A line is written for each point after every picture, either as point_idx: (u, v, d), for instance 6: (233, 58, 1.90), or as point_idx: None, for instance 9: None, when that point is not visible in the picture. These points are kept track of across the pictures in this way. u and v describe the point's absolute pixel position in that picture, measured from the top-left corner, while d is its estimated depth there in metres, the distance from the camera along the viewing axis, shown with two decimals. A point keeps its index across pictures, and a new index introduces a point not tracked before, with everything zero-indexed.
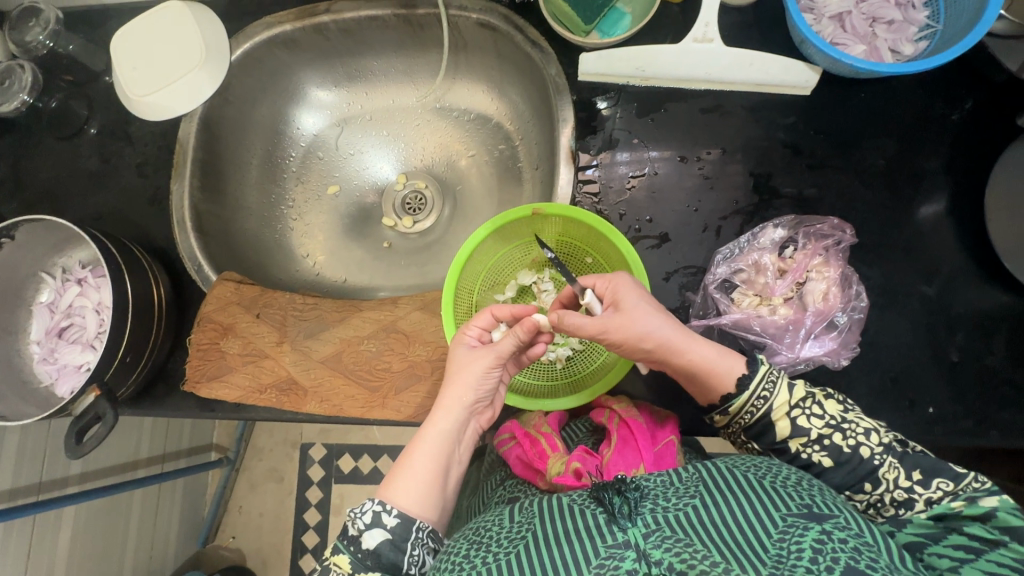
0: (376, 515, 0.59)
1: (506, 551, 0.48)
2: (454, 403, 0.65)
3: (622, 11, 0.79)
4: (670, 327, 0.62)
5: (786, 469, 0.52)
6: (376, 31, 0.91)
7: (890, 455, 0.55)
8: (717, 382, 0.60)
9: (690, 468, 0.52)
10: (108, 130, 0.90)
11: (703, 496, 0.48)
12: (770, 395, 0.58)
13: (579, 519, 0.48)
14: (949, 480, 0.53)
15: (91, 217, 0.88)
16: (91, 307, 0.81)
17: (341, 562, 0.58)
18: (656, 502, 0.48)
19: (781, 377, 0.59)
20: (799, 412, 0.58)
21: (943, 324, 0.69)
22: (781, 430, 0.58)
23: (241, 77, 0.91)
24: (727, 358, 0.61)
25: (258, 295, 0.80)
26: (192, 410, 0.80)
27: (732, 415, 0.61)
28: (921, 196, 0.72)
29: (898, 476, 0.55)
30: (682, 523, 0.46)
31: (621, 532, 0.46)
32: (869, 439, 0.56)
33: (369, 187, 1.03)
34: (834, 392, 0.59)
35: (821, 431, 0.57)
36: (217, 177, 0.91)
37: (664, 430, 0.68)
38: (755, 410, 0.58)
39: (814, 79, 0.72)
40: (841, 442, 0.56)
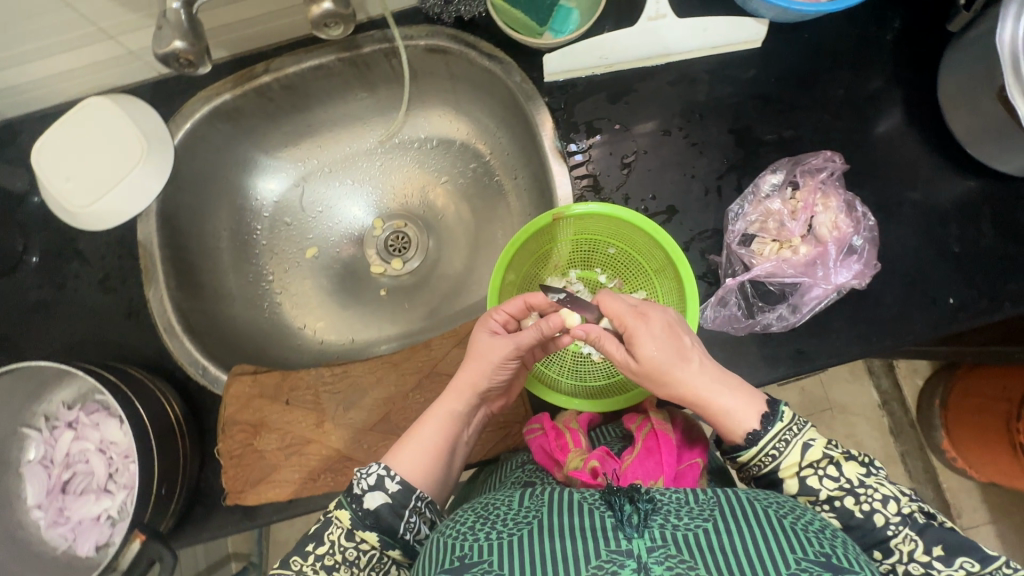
0: (380, 479, 0.60)
1: (508, 534, 0.47)
2: (468, 387, 0.67)
3: (568, 7, 0.80)
4: (692, 374, 0.61)
5: (811, 514, 0.49)
6: (321, 80, 0.87)
7: (907, 527, 0.53)
8: (726, 430, 0.60)
9: (708, 491, 0.49)
10: (52, 253, 0.81)
11: (717, 522, 0.45)
12: (780, 453, 0.57)
13: (587, 517, 0.46)
14: (975, 561, 0.51)
15: (60, 351, 0.79)
16: (94, 449, 0.72)
17: (342, 516, 0.59)
18: (668, 517, 0.45)
19: (798, 436, 0.57)
20: (810, 472, 0.56)
21: (936, 222, 0.74)
22: (790, 486, 0.57)
23: (189, 160, 0.84)
24: (743, 407, 0.59)
25: (280, 381, 0.75)
26: (239, 523, 0.73)
27: (740, 464, 0.60)
28: (882, 113, 0.78)
29: (915, 549, 0.53)
30: (690, 544, 0.43)
31: (626, 540, 0.43)
32: (886, 507, 0.54)
33: (345, 239, 0.97)
34: (855, 453, 0.55)
35: (832, 494, 0.55)
36: (190, 271, 0.85)
37: (691, 451, 0.65)
38: (762, 465, 0.58)
39: (763, 31, 0.77)
40: (854, 507, 0.54)
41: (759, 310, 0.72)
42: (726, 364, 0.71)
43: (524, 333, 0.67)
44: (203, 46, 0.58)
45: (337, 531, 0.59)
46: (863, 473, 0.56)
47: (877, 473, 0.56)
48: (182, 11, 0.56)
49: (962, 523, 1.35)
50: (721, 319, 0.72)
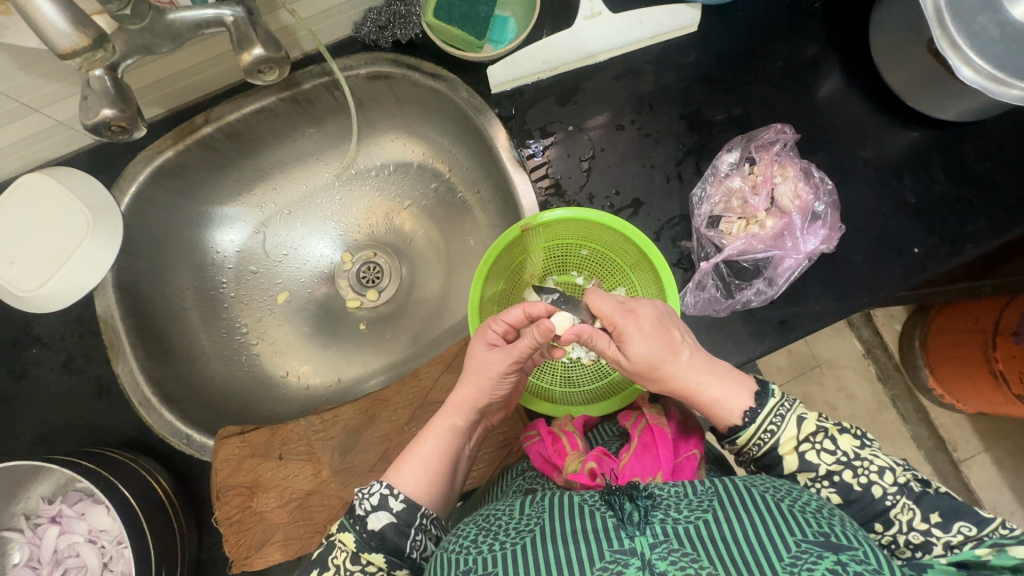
0: (383, 498, 0.58)
1: (513, 542, 0.46)
2: (468, 402, 0.67)
3: (504, 17, 0.80)
4: (686, 365, 0.63)
5: (808, 494, 0.50)
6: (266, 122, 0.85)
7: (904, 496, 0.54)
8: (721, 415, 0.61)
9: (706, 483, 0.50)
10: (8, 343, 0.77)
11: (716, 511, 0.45)
12: (778, 428, 0.58)
13: (589, 519, 0.46)
14: (972, 525, 0.52)
15: (33, 443, 0.75)
16: (83, 541, 0.68)
17: (346, 539, 0.56)
18: (668, 512, 0.46)
19: (791, 411, 0.59)
20: (809, 447, 0.57)
21: (890, 176, 0.76)
22: (790, 464, 0.58)
23: (138, 225, 0.81)
24: (734, 394, 0.61)
25: (270, 437, 0.72)
26: None
27: (740, 447, 0.61)
28: (821, 78, 0.80)
29: (913, 518, 0.53)
30: (692, 536, 0.43)
31: (628, 538, 0.43)
32: (883, 478, 0.55)
33: (315, 278, 0.95)
34: (848, 426, 0.57)
35: (831, 468, 0.56)
36: (159, 338, 0.81)
37: (688, 443, 0.65)
38: (762, 443, 0.58)
39: (697, 15, 0.78)
40: (852, 480, 0.55)
41: (736, 289, 0.73)
42: (714, 346, 0.71)
43: (520, 342, 0.65)
44: (134, 110, 0.56)
45: (342, 554, 0.57)
46: (859, 446, 0.57)
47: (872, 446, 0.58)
48: (107, 77, 0.53)
49: (958, 456, 1.39)
50: (702, 303, 0.73)
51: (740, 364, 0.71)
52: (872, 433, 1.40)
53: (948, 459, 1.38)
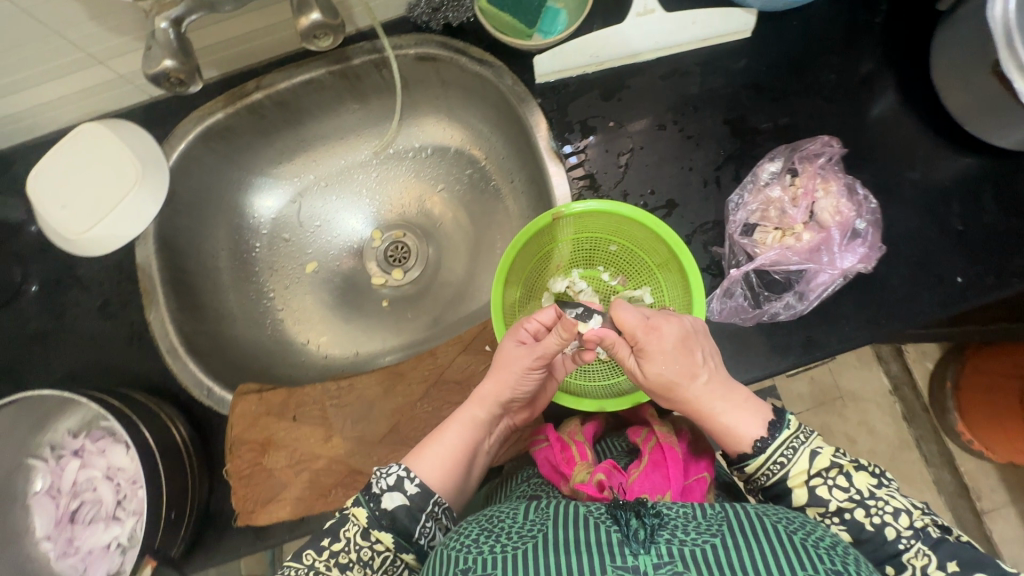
0: (400, 479, 0.60)
1: (515, 545, 0.47)
2: (492, 395, 0.67)
3: (556, 9, 0.80)
4: (702, 389, 0.63)
5: (822, 529, 0.49)
6: (313, 94, 0.87)
7: (920, 541, 0.53)
8: (730, 443, 0.61)
9: (716, 506, 0.49)
10: (52, 281, 0.80)
11: (723, 536, 0.45)
12: (788, 461, 0.58)
13: (593, 532, 0.46)
14: None
15: (62, 380, 0.78)
16: (101, 476, 0.71)
17: (359, 514, 0.59)
18: (673, 533, 0.46)
19: (805, 444, 0.58)
20: (820, 482, 0.56)
21: (938, 201, 0.74)
22: (798, 497, 0.57)
23: (183, 181, 0.84)
24: (748, 423, 0.61)
25: (286, 397, 0.74)
26: (252, 545, 0.71)
27: (748, 475, 0.61)
28: (875, 96, 0.78)
29: (928, 565, 0.52)
30: (696, 559, 0.43)
31: (631, 556, 0.44)
32: (897, 520, 0.54)
33: (344, 252, 0.97)
34: (865, 464, 0.56)
35: (842, 505, 0.55)
36: (191, 292, 0.84)
37: (699, 464, 0.65)
38: (770, 474, 0.58)
39: (752, 20, 0.77)
40: (863, 519, 0.54)
41: (765, 299, 0.72)
42: (736, 356, 0.70)
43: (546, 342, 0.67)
44: (193, 65, 0.58)
45: (353, 528, 0.59)
46: (875, 485, 0.56)
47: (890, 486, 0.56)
48: (172, 30, 0.56)
49: (982, 506, 1.33)
50: (727, 311, 0.71)
51: (762, 378, 0.70)
52: (892, 472, 1.35)
53: (972, 508, 1.32)
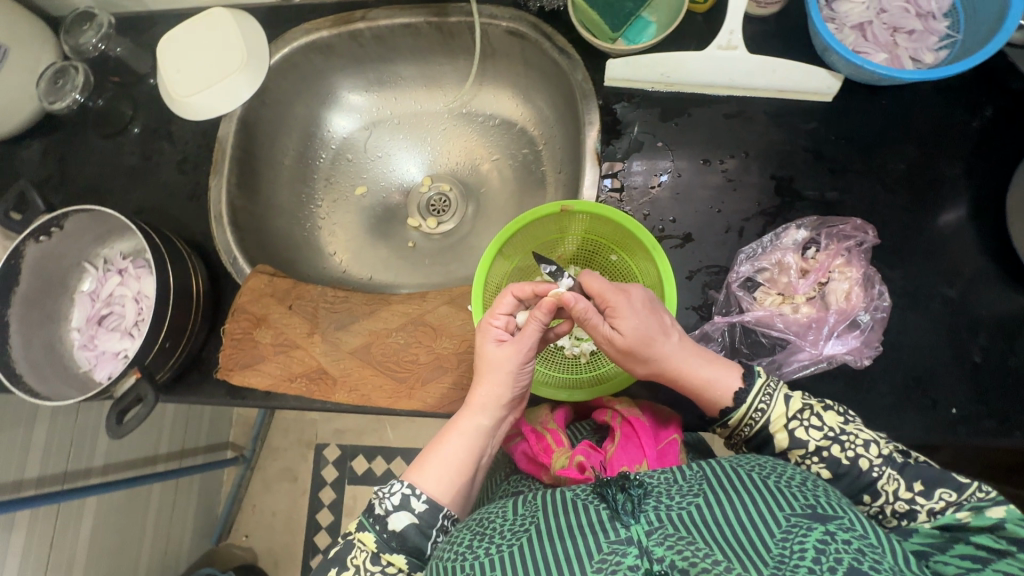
0: (405, 498, 0.60)
1: (511, 545, 0.48)
2: (490, 401, 0.66)
3: (648, 20, 0.81)
4: (676, 346, 0.65)
5: (791, 469, 0.52)
6: (408, 38, 0.94)
7: (889, 467, 0.56)
8: (715, 397, 0.63)
9: (694, 468, 0.52)
10: (151, 129, 0.94)
11: (706, 496, 0.48)
12: (768, 407, 0.60)
13: (583, 514, 0.48)
14: (952, 491, 0.54)
15: (131, 212, 0.91)
16: (131, 296, 0.84)
17: (365, 540, 0.59)
18: (659, 499, 0.48)
19: (779, 389, 0.61)
20: (797, 424, 0.59)
21: (965, 326, 0.70)
22: (780, 442, 0.60)
23: (279, 80, 0.94)
24: (726, 376, 0.63)
25: (291, 287, 0.83)
26: (222, 398, 0.81)
27: (732, 428, 0.63)
28: (940, 200, 0.74)
29: (898, 488, 0.56)
30: (685, 521, 0.46)
31: (624, 528, 0.46)
32: (868, 451, 0.57)
33: (394, 187, 1.05)
34: (833, 403, 0.59)
35: (820, 444, 0.58)
36: (253, 175, 0.95)
37: (667, 429, 0.69)
38: (753, 423, 0.60)
39: (836, 86, 0.74)
40: (840, 454, 0.57)
41: (741, 356, 0.72)
42: None
43: (529, 329, 0.66)
44: None
45: (361, 554, 0.59)
46: (842, 421, 0.60)
47: (854, 422, 0.60)
48: None
49: None
50: None
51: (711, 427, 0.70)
52: None
53: None
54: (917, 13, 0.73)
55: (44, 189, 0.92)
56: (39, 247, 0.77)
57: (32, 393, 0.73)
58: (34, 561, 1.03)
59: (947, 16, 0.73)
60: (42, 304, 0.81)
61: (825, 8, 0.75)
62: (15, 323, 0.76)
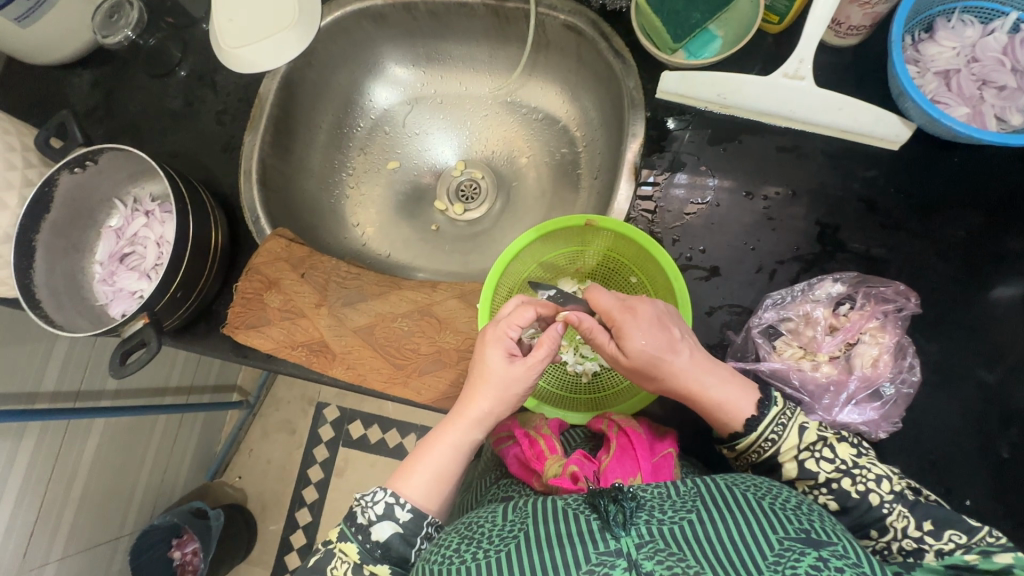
0: (388, 507, 0.60)
1: (496, 550, 0.47)
2: (480, 418, 0.65)
3: (714, 34, 0.76)
4: (691, 363, 0.61)
5: (787, 491, 0.50)
6: (463, 17, 0.91)
7: (900, 504, 0.53)
8: (727, 419, 0.60)
9: (689, 482, 0.50)
10: (196, 75, 0.94)
11: (700, 512, 0.46)
12: (779, 437, 0.57)
13: (572, 523, 0.46)
14: (961, 533, 0.52)
15: (166, 155, 0.92)
16: (152, 240, 0.85)
17: (348, 550, 0.59)
18: (652, 513, 0.46)
19: (795, 416, 0.58)
20: (808, 456, 0.56)
21: (998, 415, 0.65)
22: (789, 471, 0.57)
23: (327, 44, 0.93)
24: (742, 400, 0.59)
25: (305, 256, 0.83)
26: (226, 353, 0.83)
27: (739, 452, 0.60)
28: (998, 276, 0.68)
29: (908, 526, 0.53)
30: (676, 537, 0.44)
31: (613, 540, 0.44)
32: (880, 486, 0.54)
33: (427, 167, 1.04)
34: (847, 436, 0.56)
35: (830, 476, 0.55)
36: (288, 135, 0.94)
37: (664, 443, 0.65)
38: (761, 451, 0.58)
39: (905, 134, 0.68)
40: (851, 488, 0.54)
41: None
42: None
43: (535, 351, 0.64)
44: None
45: (343, 564, 0.59)
46: (855, 454, 0.57)
47: (868, 455, 0.57)
48: None
49: None
50: None
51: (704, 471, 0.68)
52: None
53: None
54: (1013, 67, 0.66)
55: (88, 120, 0.94)
56: (72, 178, 0.78)
57: (48, 321, 0.76)
58: (39, 472, 1.08)
59: None
60: (69, 234, 0.83)
61: (909, 48, 0.70)
62: (41, 249, 0.79)
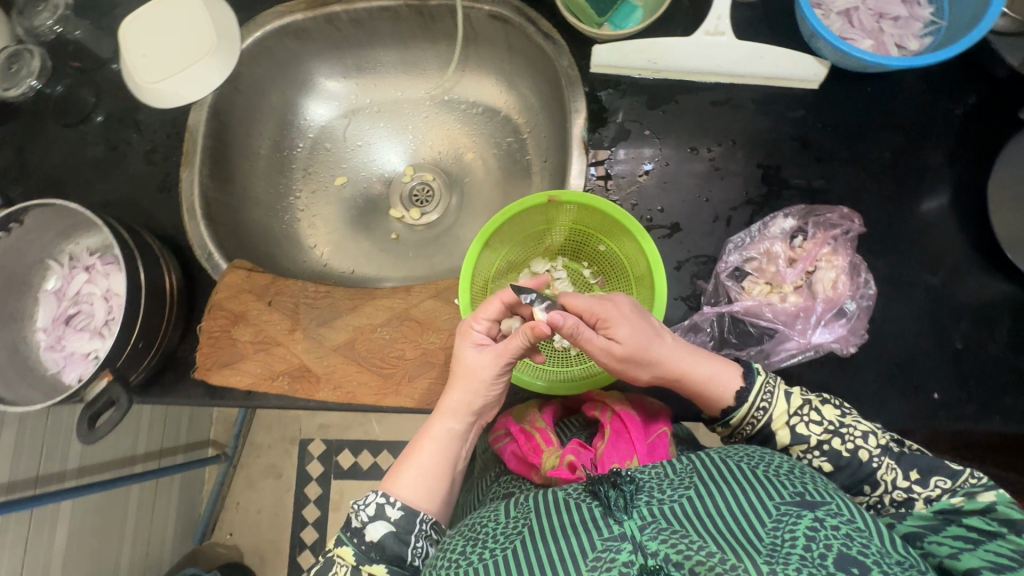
0: (379, 507, 0.60)
1: (502, 549, 0.47)
2: (465, 407, 0.66)
3: (633, 6, 0.81)
4: (675, 347, 0.64)
5: (780, 459, 0.52)
6: (387, 21, 0.91)
7: (887, 457, 0.57)
8: (716, 396, 0.63)
9: (685, 460, 0.51)
10: (115, 118, 0.89)
11: (697, 487, 0.47)
12: (769, 405, 0.60)
13: (575, 513, 0.47)
14: (946, 478, 0.55)
15: (98, 205, 0.87)
16: (99, 295, 0.80)
17: (344, 553, 0.58)
18: (651, 494, 0.47)
19: (778, 386, 0.61)
20: (798, 420, 0.59)
21: (946, 313, 0.71)
22: (782, 438, 0.60)
23: (252, 66, 0.91)
24: (725, 376, 0.63)
25: (269, 283, 0.80)
26: (201, 399, 0.79)
27: (734, 427, 0.63)
28: (923, 188, 0.75)
29: (896, 477, 0.57)
30: (676, 515, 0.45)
31: (616, 525, 0.45)
32: (867, 442, 0.58)
33: (376, 177, 1.03)
34: (831, 397, 0.60)
35: (820, 438, 0.59)
36: (226, 166, 0.91)
37: (657, 422, 0.67)
38: (755, 421, 0.61)
39: (823, 72, 0.74)
40: (841, 447, 0.58)
41: (729, 345, 0.72)
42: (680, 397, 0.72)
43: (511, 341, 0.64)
44: None
45: (341, 569, 0.58)
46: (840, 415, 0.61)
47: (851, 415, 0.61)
48: None
49: None
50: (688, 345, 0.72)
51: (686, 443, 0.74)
52: None
53: None
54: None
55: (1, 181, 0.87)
56: None
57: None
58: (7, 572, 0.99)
59: (931, 2, 0.73)
60: (3, 304, 0.77)
61: None
62: None
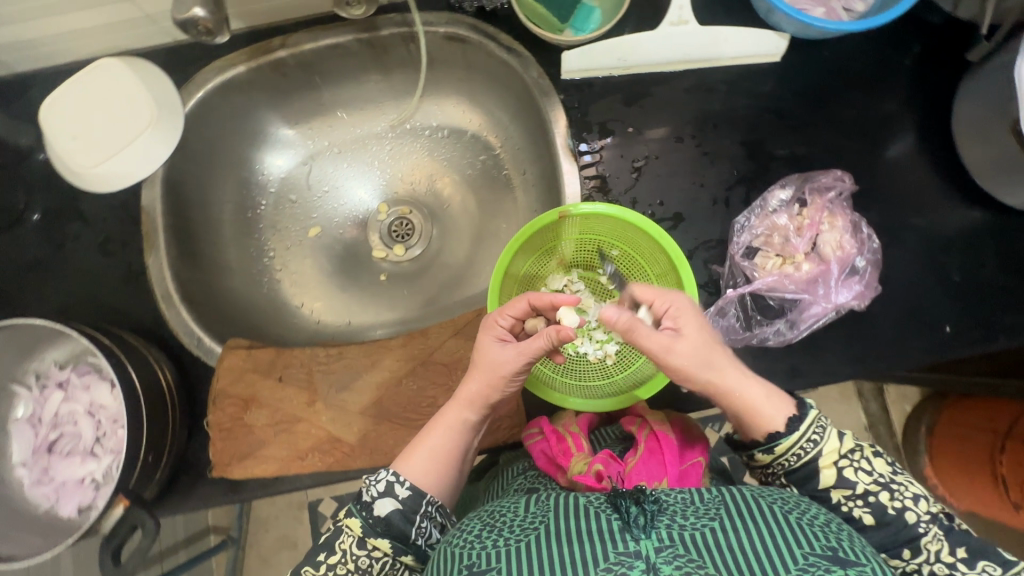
0: (389, 485, 0.59)
1: (517, 539, 0.46)
2: (480, 398, 0.64)
3: (590, 6, 0.79)
4: (732, 362, 0.63)
5: (816, 510, 0.49)
6: (338, 59, 0.87)
7: (936, 527, 0.57)
8: (763, 419, 0.60)
9: (713, 491, 0.49)
10: (55, 212, 0.80)
11: (723, 520, 0.45)
12: (820, 439, 0.59)
13: (592, 520, 0.45)
14: (994, 566, 0.55)
15: (55, 313, 0.78)
16: (82, 411, 0.72)
17: (352, 525, 0.58)
18: (674, 517, 0.45)
19: (829, 425, 0.59)
20: (847, 463, 0.58)
21: (938, 249, 0.76)
22: (826, 478, 0.58)
23: (198, 129, 0.84)
24: (778, 403, 0.61)
25: (274, 357, 0.74)
26: (223, 498, 0.72)
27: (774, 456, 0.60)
28: (892, 137, 0.79)
29: (941, 550, 0.56)
30: (697, 543, 0.43)
31: (633, 541, 0.43)
32: (917, 505, 0.57)
33: (350, 221, 0.97)
34: (884, 449, 0.59)
35: (868, 488, 0.57)
36: (191, 241, 0.83)
37: (693, 450, 0.66)
38: (802, 453, 0.58)
39: (784, 44, 0.76)
40: (888, 502, 0.57)
41: (756, 323, 0.73)
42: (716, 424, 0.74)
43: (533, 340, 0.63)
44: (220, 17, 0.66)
45: (347, 539, 0.58)
46: (890, 470, 0.59)
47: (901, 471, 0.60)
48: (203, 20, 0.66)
49: None
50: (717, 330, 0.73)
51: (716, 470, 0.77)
52: None
53: None
54: None
55: None
56: None
57: None
58: None
59: None
60: None
61: None
62: None
